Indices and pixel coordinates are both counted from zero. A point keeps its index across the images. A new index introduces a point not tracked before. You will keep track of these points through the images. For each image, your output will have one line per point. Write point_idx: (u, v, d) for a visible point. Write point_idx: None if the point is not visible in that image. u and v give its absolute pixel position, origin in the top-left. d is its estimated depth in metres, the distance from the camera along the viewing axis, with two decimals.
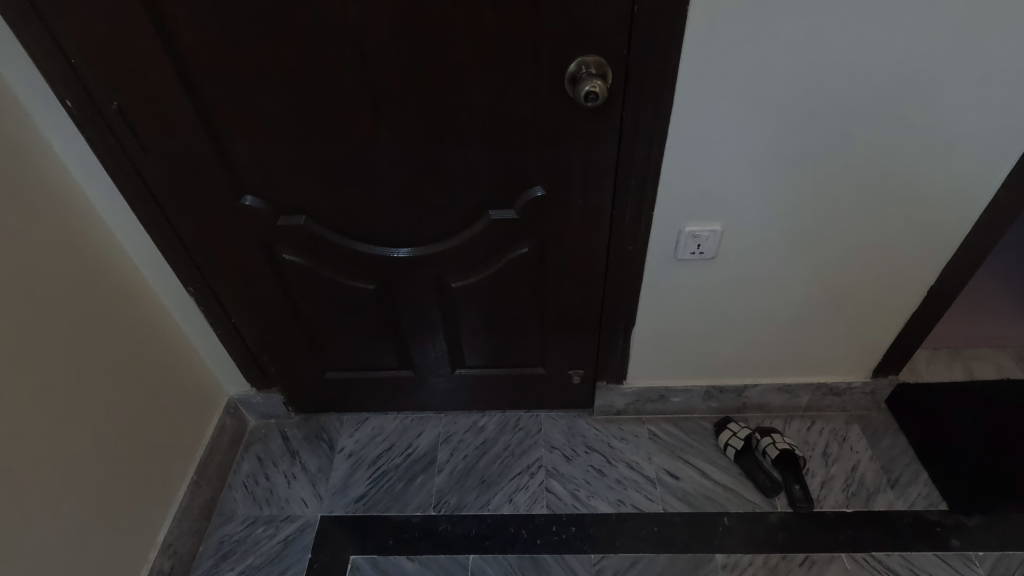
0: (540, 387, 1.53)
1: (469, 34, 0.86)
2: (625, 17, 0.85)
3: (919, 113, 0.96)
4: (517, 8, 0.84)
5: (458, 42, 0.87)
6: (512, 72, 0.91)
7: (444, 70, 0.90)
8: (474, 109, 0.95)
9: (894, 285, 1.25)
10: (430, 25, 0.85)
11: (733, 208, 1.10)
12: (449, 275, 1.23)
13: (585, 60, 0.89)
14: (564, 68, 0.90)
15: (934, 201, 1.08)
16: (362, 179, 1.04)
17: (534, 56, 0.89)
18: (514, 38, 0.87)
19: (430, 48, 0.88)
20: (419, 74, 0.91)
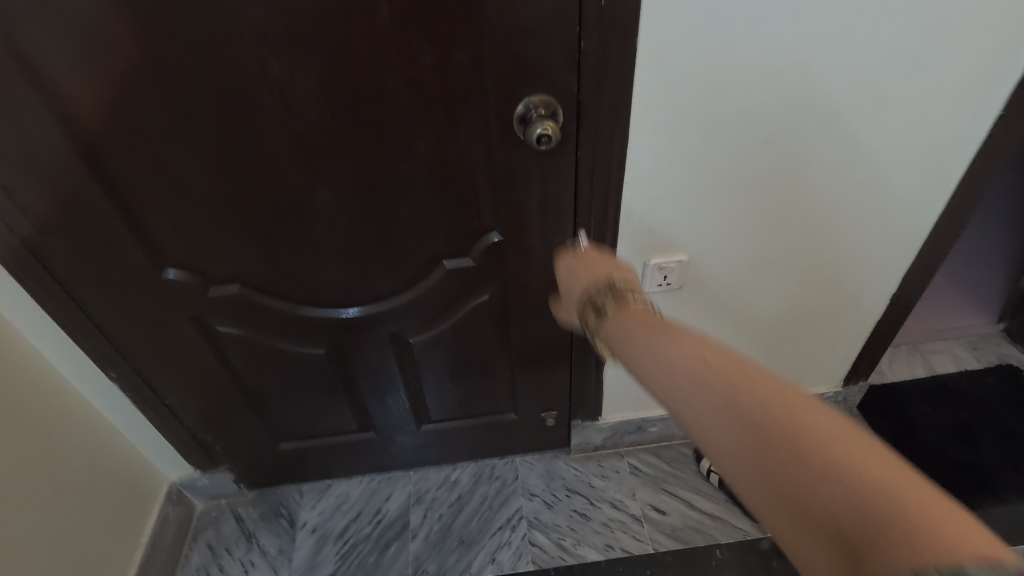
0: (513, 432, 1.45)
1: (407, 80, 0.79)
2: (573, 54, 0.80)
3: (873, 129, 0.95)
4: (457, 51, 0.77)
5: (395, 90, 0.80)
6: (457, 117, 0.84)
7: (383, 119, 0.82)
8: (419, 158, 0.88)
9: (858, 296, 1.24)
10: (362, 73, 0.78)
11: (697, 237, 1.07)
12: (406, 331, 1.14)
13: (535, 99, 0.83)
14: (512, 110, 0.84)
15: (892, 211, 1.08)
16: (301, 240, 0.95)
17: (479, 100, 0.82)
18: (456, 81, 0.80)
19: (365, 97, 0.80)
20: (355, 126, 0.83)
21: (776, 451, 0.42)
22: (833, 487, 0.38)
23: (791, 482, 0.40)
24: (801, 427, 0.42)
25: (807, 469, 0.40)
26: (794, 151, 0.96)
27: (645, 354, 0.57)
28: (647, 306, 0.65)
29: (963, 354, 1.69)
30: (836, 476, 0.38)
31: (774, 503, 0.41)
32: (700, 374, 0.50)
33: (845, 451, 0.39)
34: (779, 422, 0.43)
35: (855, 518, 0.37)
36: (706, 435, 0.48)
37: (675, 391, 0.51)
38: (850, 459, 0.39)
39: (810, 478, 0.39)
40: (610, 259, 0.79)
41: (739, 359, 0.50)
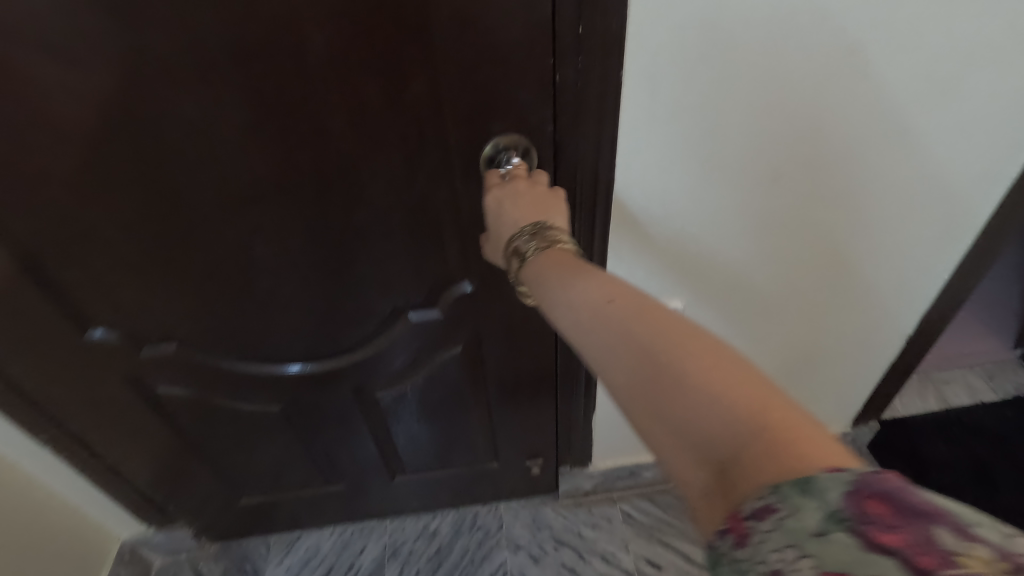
0: (496, 480, 1.34)
1: (351, 120, 0.67)
2: (547, 89, 0.68)
3: (892, 164, 0.83)
4: (409, 87, 0.65)
5: (339, 131, 0.68)
6: (413, 160, 0.72)
7: (326, 163, 0.71)
8: (372, 205, 0.76)
9: (872, 337, 1.13)
10: (297, 113, 0.66)
11: (694, 282, 0.96)
12: (371, 385, 1.02)
13: (504, 140, 0.71)
14: (479, 153, 0.72)
15: (911, 250, 0.97)
16: (243, 295, 0.83)
17: (439, 141, 0.71)
18: (410, 121, 0.68)
19: (303, 140, 0.68)
20: (294, 171, 0.71)
21: (667, 392, 0.43)
22: (721, 413, 0.40)
23: (684, 408, 0.42)
24: (696, 367, 0.43)
25: (699, 398, 0.41)
26: (803, 191, 0.84)
27: (558, 293, 0.55)
28: (570, 248, 0.61)
29: (979, 384, 1.58)
30: (737, 411, 0.40)
31: (663, 429, 0.43)
32: (611, 311, 0.49)
33: (735, 393, 0.40)
34: (675, 360, 0.44)
35: (732, 439, 0.39)
36: (608, 365, 0.48)
37: (583, 327, 0.51)
38: (740, 389, 0.41)
39: (708, 407, 0.41)
40: (539, 185, 0.71)
41: (642, 299, 0.50)
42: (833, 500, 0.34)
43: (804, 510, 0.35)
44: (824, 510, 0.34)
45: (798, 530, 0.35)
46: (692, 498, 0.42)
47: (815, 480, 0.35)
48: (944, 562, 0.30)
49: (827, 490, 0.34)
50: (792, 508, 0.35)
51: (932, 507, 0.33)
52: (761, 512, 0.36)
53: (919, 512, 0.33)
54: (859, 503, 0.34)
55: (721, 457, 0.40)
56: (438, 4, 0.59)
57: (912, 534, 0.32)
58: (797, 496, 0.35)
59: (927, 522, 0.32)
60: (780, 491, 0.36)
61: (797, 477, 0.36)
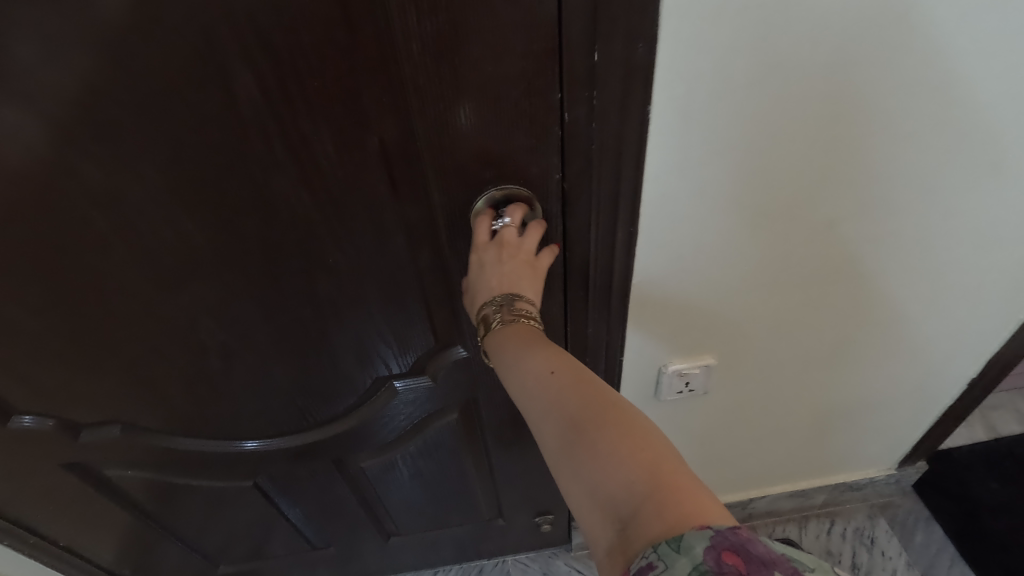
0: (502, 535, 1.21)
1: (302, 177, 0.54)
2: (552, 133, 0.53)
3: (967, 203, 0.69)
4: (376, 133, 0.52)
5: (291, 188, 0.55)
6: (384, 218, 0.59)
7: (276, 227, 0.58)
8: (336, 271, 0.63)
9: (929, 383, 0.98)
10: (233, 171, 0.53)
11: (728, 336, 0.82)
12: (356, 455, 0.91)
13: (500, 194, 0.57)
14: (467, 209, 0.58)
15: (984, 291, 0.82)
16: (194, 374, 0.70)
17: (418, 194, 0.57)
18: (380, 173, 0.55)
19: (244, 202, 0.55)
20: (238, 238, 0.58)
21: (579, 449, 0.44)
22: (624, 479, 0.42)
23: (594, 474, 0.43)
24: (607, 430, 0.44)
25: (608, 463, 0.43)
26: (861, 234, 0.70)
27: (506, 356, 0.53)
28: (537, 324, 0.55)
29: None
30: (635, 476, 0.41)
31: (580, 492, 0.44)
32: (548, 379, 0.50)
33: (637, 459, 0.42)
34: (591, 423, 0.45)
35: (629, 503, 0.41)
36: (540, 427, 0.49)
37: (521, 390, 0.51)
38: (643, 456, 0.42)
39: (610, 469, 0.42)
40: (527, 252, 0.58)
41: (573, 364, 0.51)
42: (698, 554, 0.36)
43: (676, 564, 0.36)
44: (691, 564, 0.36)
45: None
46: (599, 556, 0.44)
47: (686, 538, 0.37)
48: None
49: (692, 546, 0.37)
50: (666, 564, 0.37)
51: (772, 555, 0.38)
52: (643, 569, 0.38)
53: (763, 560, 0.37)
54: (717, 557, 0.36)
55: (620, 519, 0.41)
56: (404, 34, 0.45)
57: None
58: (671, 553, 0.37)
59: (769, 569, 0.37)
60: (659, 549, 0.38)
61: (674, 535, 0.38)
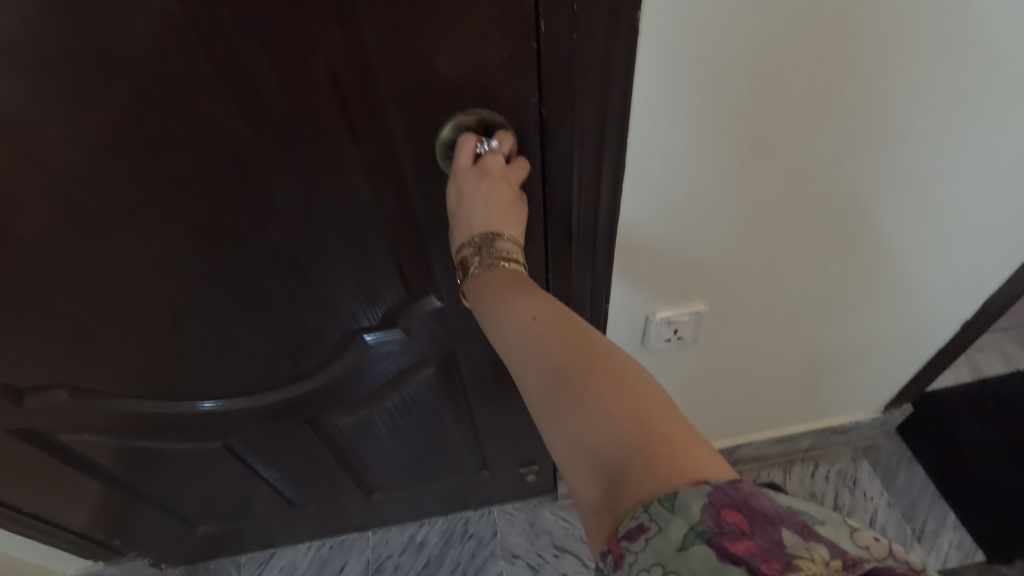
0: (488, 487, 1.20)
1: (238, 106, 0.47)
2: (525, 50, 0.46)
3: (976, 133, 0.64)
4: (321, 52, 0.45)
5: (228, 121, 0.48)
6: (340, 156, 0.53)
7: (215, 166, 0.51)
8: (289, 217, 0.57)
9: (923, 326, 0.95)
10: (155, 100, 0.46)
11: (720, 282, 0.77)
12: (327, 414, 0.87)
13: (468, 119, 0.51)
14: (436, 140, 0.52)
15: (987, 229, 0.78)
16: (139, 333, 0.66)
17: (376, 128, 0.51)
18: (330, 103, 0.48)
19: (174, 136, 0.48)
20: (171, 178, 0.52)
21: (563, 402, 0.40)
22: (611, 433, 0.37)
23: (579, 427, 0.39)
24: (594, 380, 0.39)
25: (594, 416, 0.38)
26: (864, 167, 0.65)
27: (484, 301, 0.48)
28: (520, 267, 0.50)
29: (1013, 350, 1.44)
30: (624, 430, 0.37)
31: (564, 447, 0.40)
32: (530, 326, 0.44)
33: (627, 411, 0.37)
34: (576, 373, 0.40)
35: (617, 458, 0.37)
36: (521, 378, 0.44)
37: (501, 338, 0.46)
38: (631, 407, 0.38)
39: (596, 423, 0.38)
40: (511, 188, 0.52)
41: (558, 308, 0.45)
42: (694, 515, 0.33)
43: (671, 526, 0.33)
44: (687, 525, 0.33)
45: (665, 549, 0.34)
46: (585, 515, 0.40)
47: (681, 497, 0.34)
48: (786, 567, 0.32)
49: (688, 505, 0.33)
50: (660, 526, 0.34)
51: (778, 510, 0.34)
52: (635, 532, 0.35)
53: (767, 517, 0.34)
54: (716, 516, 0.33)
55: (607, 477, 0.37)
56: None
57: (761, 539, 0.33)
58: (664, 513, 0.34)
59: (774, 525, 0.33)
60: (651, 508, 0.34)
61: (667, 492, 0.34)
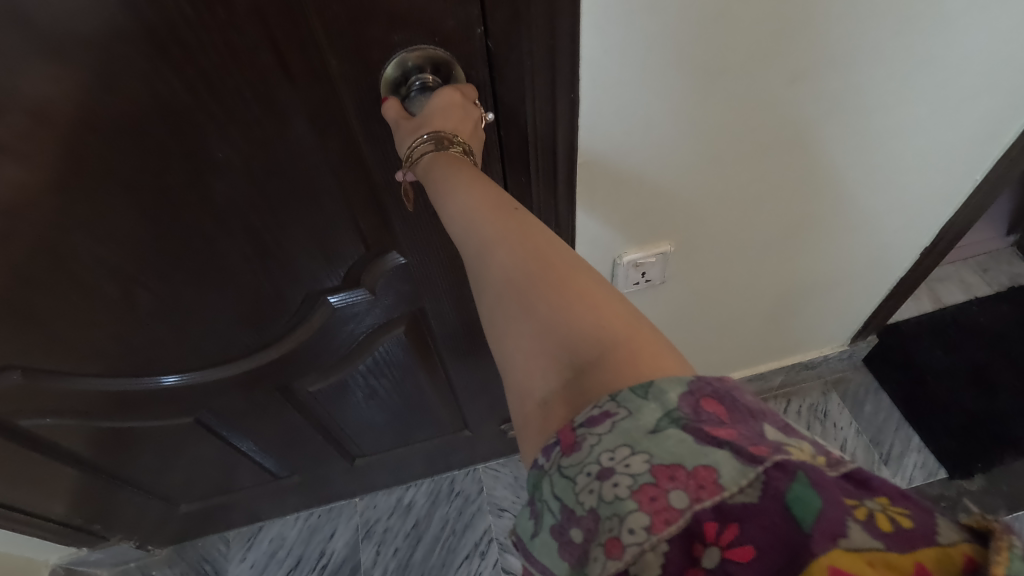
0: (471, 446, 1.21)
1: (160, 49, 0.44)
2: None
3: (931, 51, 0.64)
4: None
5: (151, 68, 0.45)
6: (279, 103, 0.50)
7: (143, 118, 0.48)
8: (230, 171, 0.55)
9: (885, 256, 0.97)
10: (60, 42, 0.42)
11: (685, 220, 0.77)
12: (300, 380, 0.86)
13: (416, 54, 0.48)
14: (384, 82, 0.50)
15: (944, 151, 0.79)
16: (88, 308, 0.64)
17: (314, 70, 0.48)
18: (260, 44, 0.45)
19: (87, 84, 0.45)
20: (93, 134, 0.48)
21: (541, 286, 0.38)
22: (584, 324, 0.36)
23: (548, 316, 0.37)
24: (579, 275, 0.38)
25: (570, 306, 0.37)
26: (823, 91, 0.64)
27: (447, 180, 0.45)
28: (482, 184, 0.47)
29: (973, 279, 1.49)
30: (604, 324, 0.36)
31: (522, 335, 0.38)
32: (508, 215, 0.42)
33: (606, 310, 0.36)
34: (559, 265, 0.39)
35: (588, 349, 0.35)
36: (483, 261, 0.41)
37: (465, 217, 0.42)
38: (609, 306, 0.37)
39: (571, 313, 0.36)
40: (473, 118, 0.50)
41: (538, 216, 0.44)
42: (671, 400, 0.32)
43: (643, 410, 0.32)
44: (661, 411, 0.32)
45: (634, 430, 0.32)
46: (525, 408, 0.38)
47: (658, 384, 0.33)
48: (775, 449, 0.30)
49: (665, 391, 0.33)
50: (630, 410, 0.33)
51: (758, 409, 0.34)
52: (597, 418, 0.33)
53: (748, 413, 0.33)
54: (694, 404, 0.33)
55: (573, 367, 0.36)
56: None
57: (741, 429, 0.32)
58: (637, 399, 0.33)
59: (755, 421, 0.33)
60: (622, 396, 0.33)
61: (642, 383, 0.33)
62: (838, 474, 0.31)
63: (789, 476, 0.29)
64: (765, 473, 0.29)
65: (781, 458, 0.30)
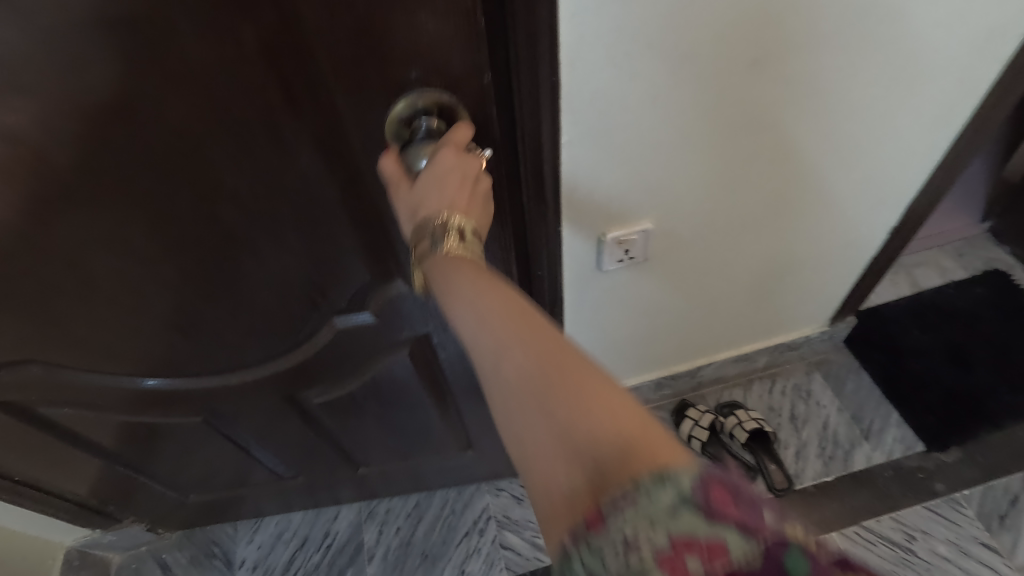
0: (476, 471, 1.24)
1: (180, 87, 0.49)
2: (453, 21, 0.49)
3: (879, 39, 0.70)
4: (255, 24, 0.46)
5: (173, 103, 0.50)
6: (285, 130, 0.55)
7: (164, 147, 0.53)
8: (239, 189, 0.59)
9: (857, 234, 1.03)
10: (83, 79, 0.46)
11: (666, 198, 0.82)
12: (306, 392, 0.92)
13: (424, 97, 0.53)
14: (394, 122, 0.55)
15: (903, 132, 0.84)
16: (108, 307, 0.68)
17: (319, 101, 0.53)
18: (270, 78, 0.50)
19: (108, 114, 0.49)
20: (119, 160, 0.53)
21: (550, 379, 0.38)
22: (596, 413, 0.36)
23: (559, 407, 0.36)
24: (584, 367, 0.38)
25: (580, 396, 0.36)
26: (785, 74, 0.70)
27: (453, 280, 0.46)
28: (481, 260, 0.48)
29: (950, 264, 1.55)
30: (616, 411, 0.35)
31: (539, 427, 0.37)
32: (509, 307, 0.42)
33: (617, 401, 0.36)
34: (565, 357, 0.39)
35: (604, 438, 0.35)
36: (490, 358, 0.40)
37: (470, 313, 0.43)
38: (617, 394, 0.36)
39: (582, 402, 0.36)
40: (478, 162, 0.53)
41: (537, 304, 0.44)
42: (686, 484, 0.32)
43: (660, 495, 0.32)
44: (678, 496, 0.32)
45: (654, 510, 0.32)
46: (549, 504, 0.36)
47: (675, 471, 0.32)
48: (779, 534, 0.32)
49: (681, 477, 0.32)
50: (648, 494, 0.32)
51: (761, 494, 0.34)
52: (618, 504, 0.32)
53: (753, 498, 0.33)
54: (709, 489, 0.32)
55: (590, 456, 0.35)
56: None
57: (750, 508, 0.32)
58: (655, 485, 0.32)
59: (760, 504, 0.33)
60: (642, 485, 0.32)
61: (660, 470, 0.33)
62: (834, 563, 0.31)
63: (785, 550, 0.31)
64: (767, 547, 0.31)
65: (781, 537, 0.31)
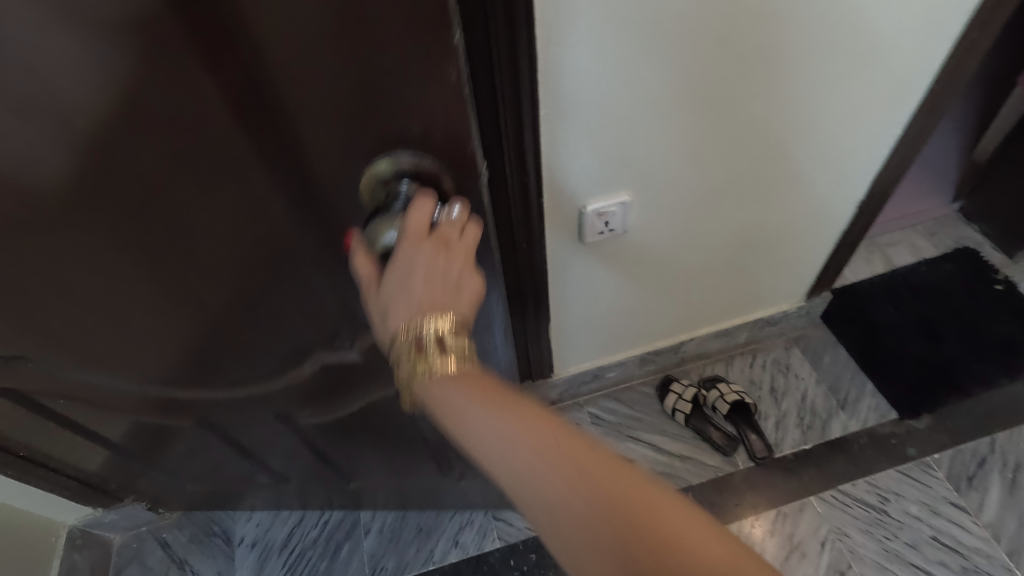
0: (465, 499, 1.20)
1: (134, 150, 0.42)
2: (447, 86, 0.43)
3: (837, 16, 0.74)
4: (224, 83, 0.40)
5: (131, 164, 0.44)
6: (258, 192, 0.49)
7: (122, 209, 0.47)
8: (211, 250, 0.53)
9: (826, 207, 1.08)
10: (26, 127, 0.40)
11: (643, 170, 0.87)
12: (290, 419, 0.89)
13: (410, 159, 0.47)
14: (370, 175, 0.48)
15: (865, 107, 0.90)
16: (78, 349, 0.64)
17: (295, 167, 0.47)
18: (238, 142, 0.44)
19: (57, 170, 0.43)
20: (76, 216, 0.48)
21: (593, 516, 0.41)
22: (642, 541, 0.40)
23: (610, 541, 0.40)
24: (619, 492, 0.41)
25: (627, 529, 0.40)
26: (750, 50, 0.75)
27: (469, 410, 0.47)
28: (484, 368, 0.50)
29: (922, 243, 1.60)
30: (661, 535, 0.40)
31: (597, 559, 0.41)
32: (532, 439, 0.44)
33: (658, 517, 0.40)
34: (598, 487, 0.42)
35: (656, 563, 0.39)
36: (533, 499, 0.44)
37: (498, 453, 0.45)
38: (653, 507, 0.41)
39: (628, 534, 0.40)
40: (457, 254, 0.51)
41: (551, 414, 0.47)
42: None
43: None
44: None
45: None
46: None
47: None
48: None
49: None
50: None
51: None
52: None
53: None
54: None
55: None
56: None
57: None
58: None
59: None
60: None
61: None
62: None
63: None
64: None
65: None
